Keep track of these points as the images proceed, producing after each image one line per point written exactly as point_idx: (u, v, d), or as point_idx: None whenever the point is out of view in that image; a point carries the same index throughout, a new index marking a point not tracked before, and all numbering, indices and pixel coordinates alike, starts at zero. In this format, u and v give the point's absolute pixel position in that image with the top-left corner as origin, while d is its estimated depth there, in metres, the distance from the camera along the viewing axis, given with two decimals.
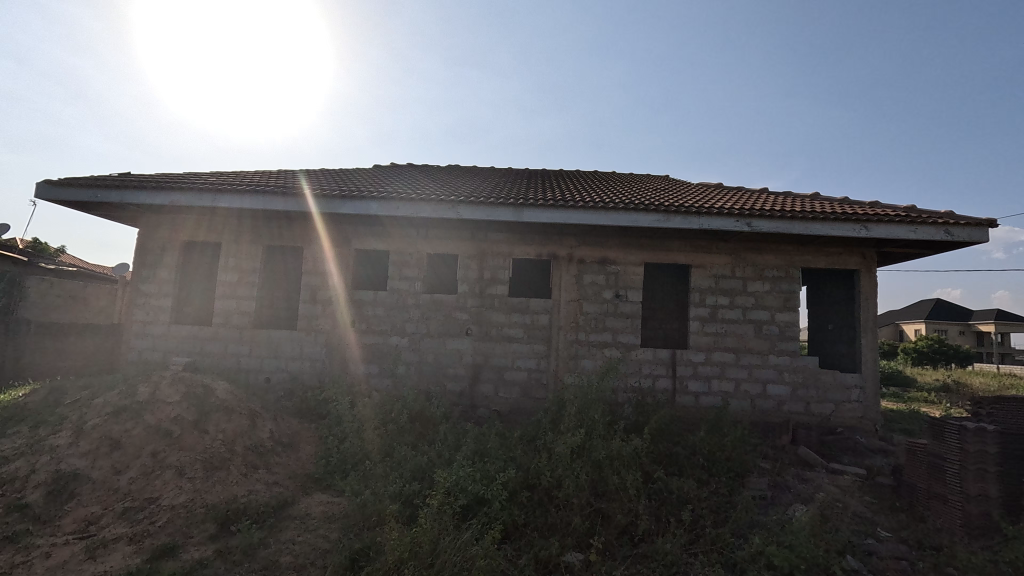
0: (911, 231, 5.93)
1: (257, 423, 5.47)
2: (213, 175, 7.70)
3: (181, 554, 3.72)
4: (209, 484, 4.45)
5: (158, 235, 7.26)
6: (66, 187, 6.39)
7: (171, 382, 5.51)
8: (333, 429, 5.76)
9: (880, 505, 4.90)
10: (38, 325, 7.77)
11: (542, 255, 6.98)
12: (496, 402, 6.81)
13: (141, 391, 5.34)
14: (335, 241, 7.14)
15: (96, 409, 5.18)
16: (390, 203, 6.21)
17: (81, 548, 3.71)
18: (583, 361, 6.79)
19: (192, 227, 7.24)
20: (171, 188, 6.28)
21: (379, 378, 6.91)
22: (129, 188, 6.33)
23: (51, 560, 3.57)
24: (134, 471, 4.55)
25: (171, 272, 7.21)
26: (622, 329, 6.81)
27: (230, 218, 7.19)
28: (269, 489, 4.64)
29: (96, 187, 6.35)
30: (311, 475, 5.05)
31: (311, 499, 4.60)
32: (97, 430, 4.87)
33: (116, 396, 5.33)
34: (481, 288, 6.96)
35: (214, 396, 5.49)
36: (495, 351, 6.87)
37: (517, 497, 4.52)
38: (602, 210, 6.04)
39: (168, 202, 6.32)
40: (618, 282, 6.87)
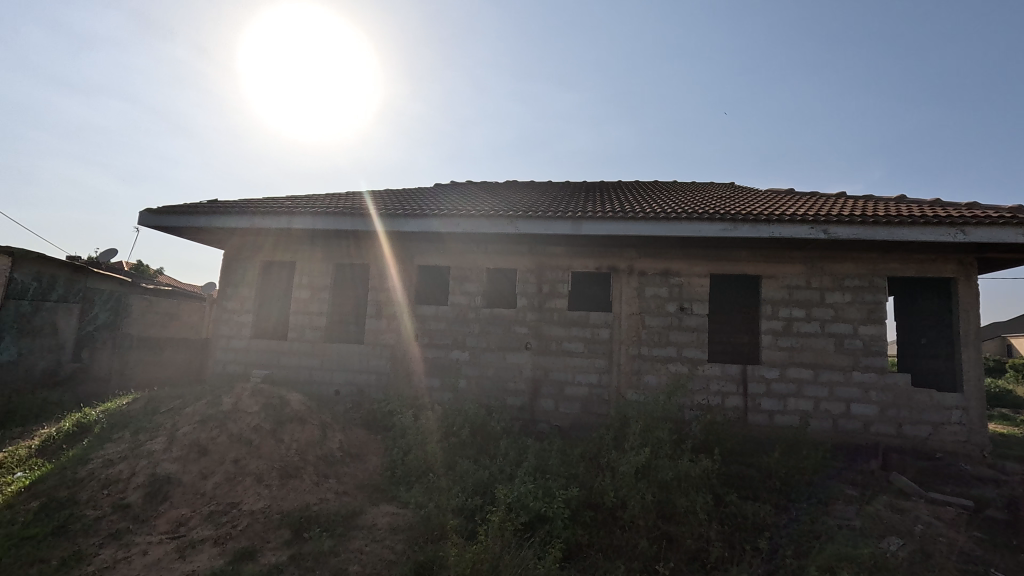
0: (1019, 234, 5.32)
1: (328, 433, 5.73)
2: (289, 198, 8.23)
3: (259, 558, 3.91)
4: (285, 492, 4.69)
5: (241, 256, 7.84)
6: (164, 214, 7.03)
7: (252, 394, 5.89)
8: (397, 441, 5.91)
9: (992, 542, 4.35)
10: (140, 337, 8.62)
11: (601, 268, 6.88)
12: (557, 418, 6.73)
13: (225, 402, 5.74)
14: (399, 258, 7.41)
15: (187, 418, 5.62)
16: (450, 220, 6.35)
17: (173, 547, 4.00)
18: (646, 377, 6.58)
19: (271, 248, 7.76)
20: (253, 213, 6.76)
21: (440, 392, 7.04)
22: (217, 213, 6.88)
23: (147, 557, 3.87)
24: (219, 476, 4.87)
25: (252, 290, 7.74)
26: (688, 343, 6.55)
27: (304, 239, 7.64)
28: (339, 498, 4.81)
29: (189, 213, 6.95)
30: (378, 485, 5.20)
31: (377, 509, 4.72)
32: (188, 437, 5.27)
33: (204, 406, 5.75)
34: (540, 301, 6.95)
35: (288, 406, 5.81)
36: (555, 365, 6.81)
37: (580, 516, 4.42)
38: (663, 221, 5.88)
39: (250, 225, 6.81)
40: (682, 295, 6.64)
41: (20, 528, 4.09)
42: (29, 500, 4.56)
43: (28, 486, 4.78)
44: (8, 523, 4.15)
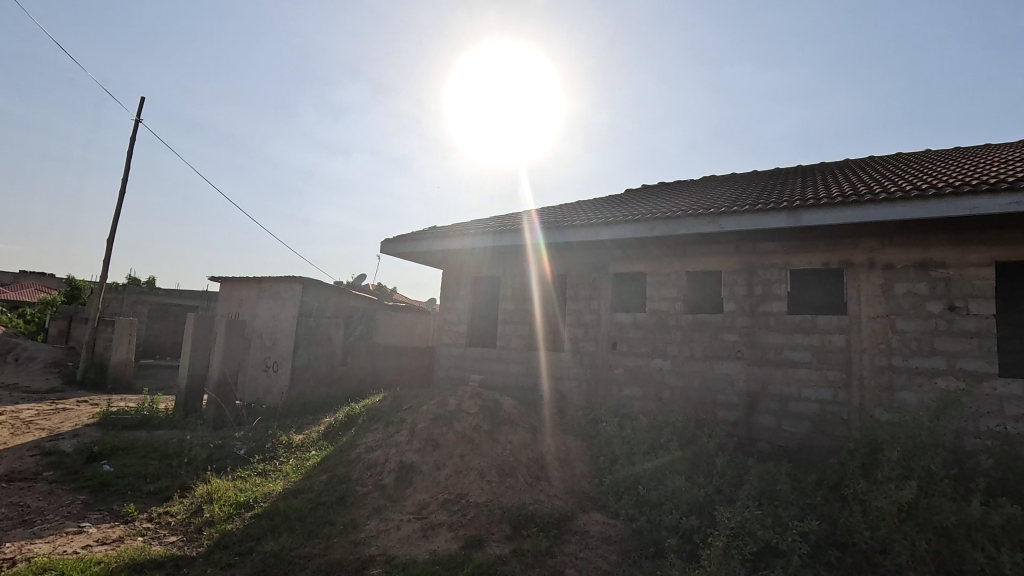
0: None
1: (537, 437, 6.03)
2: (492, 219, 9.02)
3: (486, 547, 4.28)
4: (504, 489, 5.07)
5: (456, 273, 8.84)
6: (398, 242, 8.36)
7: (471, 397, 6.54)
8: (603, 450, 5.92)
9: None
10: (382, 346, 10.43)
11: (830, 264, 5.87)
12: (780, 437, 5.92)
13: (451, 402, 6.50)
14: (595, 267, 7.47)
15: (423, 415, 6.53)
16: (645, 225, 6.17)
17: (418, 527, 4.65)
18: (901, 394, 5.36)
19: (479, 265, 8.58)
20: (464, 235, 7.59)
21: (643, 403, 6.83)
22: (437, 238, 7.89)
23: (400, 532, 4.57)
24: (449, 469, 5.52)
25: (465, 303, 8.66)
26: (964, 352, 5.13)
27: (507, 254, 8.26)
28: (551, 500, 5.01)
29: (416, 240, 8.12)
30: (587, 492, 5.25)
31: (588, 516, 4.77)
32: (424, 432, 6.11)
33: (434, 406, 6.60)
34: (752, 305, 6.24)
35: (502, 410, 6.32)
36: (775, 377, 6.02)
37: (823, 556, 3.78)
38: (918, 201, 4.74)
39: (462, 246, 7.64)
40: (952, 291, 5.24)
41: (316, 494, 5.23)
42: (320, 473, 5.82)
43: (319, 463, 6.11)
44: (309, 489, 5.35)
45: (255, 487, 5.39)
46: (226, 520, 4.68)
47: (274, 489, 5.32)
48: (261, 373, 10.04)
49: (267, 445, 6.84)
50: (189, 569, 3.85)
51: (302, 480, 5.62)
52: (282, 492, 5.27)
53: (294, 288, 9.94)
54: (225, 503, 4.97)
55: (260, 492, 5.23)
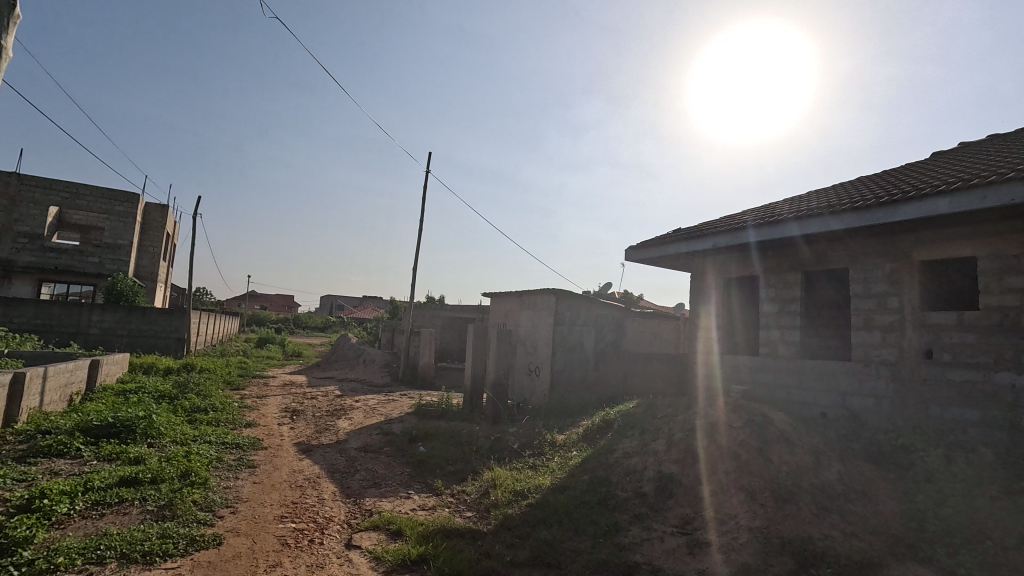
0: None
1: (822, 462, 5.14)
2: (745, 214, 8.16)
3: None
4: (781, 517, 4.47)
5: (707, 274, 8.19)
6: (642, 249, 8.24)
7: (734, 410, 6.05)
8: (920, 488, 4.68)
9: None
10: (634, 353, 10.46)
11: None
12: None
13: (710, 414, 6.12)
14: (893, 256, 5.98)
15: (680, 425, 6.32)
16: (972, 195, 4.69)
17: (684, 543, 4.44)
18: None
19: (734, 263, 7.78)
20: (714, 234, 7.04)
21: (984, 431, 5.14)
22: (684, 240, 7.52)
23: (664, 545, 4.44)
24: (714, 485, 5.18)
25: (719, 306, 7.94)
26: None
27: (767, 250, 7.29)
28: (847, 540, 4.14)
29: (661, 245, 7.88)
30: (901, 537, 4.19)
31: (905, 568, 3.79)
32: (682, 443, 5.90)
33: (692, 416, 6.33)
34: None
35: (773, 426, 5.67)
36: None
37: None
38: None
39: (713, 246, 7.09)
40: None
41: (580, 492, 5.54)
42: (583, 473, 6.15)
43: (581, 463, 6.48)
44: (574, 487, 5.70)
45: (528, 479, 6.04)
46: (508, 504, 5.36)
47: (544, 483, 5.87)
48: (526, 377, 11.23)
49: (536, 442, 7.61)
50: (482, 542, 4.55)
51: (567, 478, 6.04)
52: (551, 487, 5.76)
53: (549, 299, 10.85)
54: (506, 490, 5.71)
55: (533, 484, 5.83)
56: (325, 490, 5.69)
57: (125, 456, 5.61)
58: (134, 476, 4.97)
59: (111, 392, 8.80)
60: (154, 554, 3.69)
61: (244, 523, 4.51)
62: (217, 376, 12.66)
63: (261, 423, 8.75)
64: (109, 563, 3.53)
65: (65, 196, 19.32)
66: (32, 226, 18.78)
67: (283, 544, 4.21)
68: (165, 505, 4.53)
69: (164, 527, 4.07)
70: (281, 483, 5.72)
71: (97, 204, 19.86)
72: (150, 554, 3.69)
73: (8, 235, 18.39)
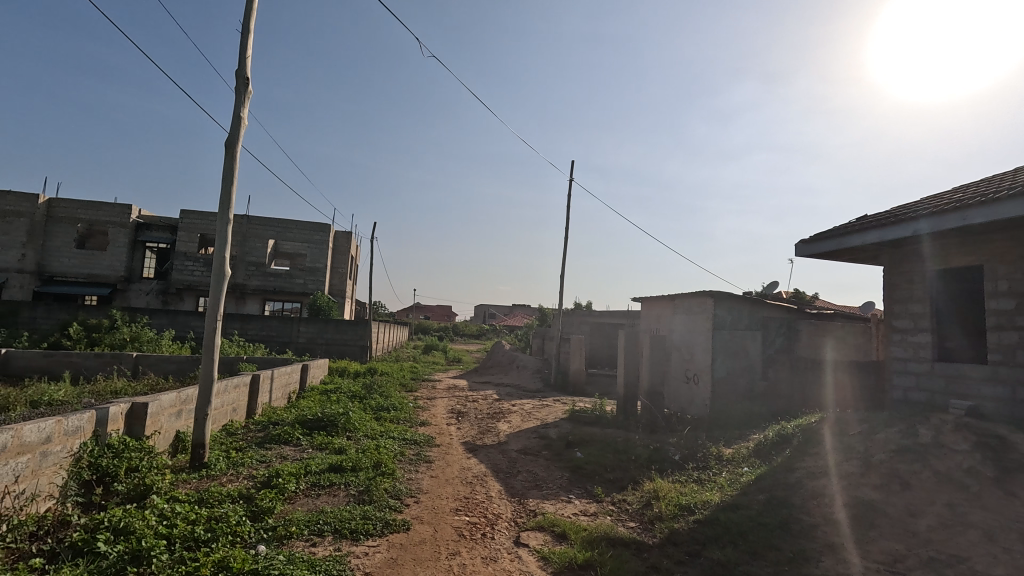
0: None
1: None
2: (956, 191, 6.57)
3: None
4: None
5: (905, 268, 6.91)
6: (813, 242, 7.02)
7: (956, 429, 5.33)
8: None
9: None
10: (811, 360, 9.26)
11: None
12: None
13: (923, 434, 5.45)
14: None
15: (880, 445, 5.64)
16: None
17: None
18: None
19: (944, 253, 6.45)
20: (914, 219, 5.72)
21: None
22: (870, 229, 6.23)
23: None
24: (931, 519, 4.36)
25: (925, 304, 6.62)
26: None
27: (994, 235, 5.90)
28: None
29: (838, 236, 6.63)
30: None
31: None
32: (884, 466, 5.24)
33: (896, 435, 5.65)
34: None
35: (1015, 452, 4.78)
36: None
37: None
38: None
39: (912, 234, 5.76)
40: None
41: (756, 513, 5.06)
42: (757, 492, 5.62)
43: (754, 481, 5.93)
44: (747, 506, 5.24)
45: (694, 494, 5.71)
46: (673, 518, 5.13)
47: (712, 499, 5.49)
48: (683, 385, 10.64)
49: (700, 455, 7.17)
50: (649, 555, 4.41)
51: (738, 496, 5.58)
52: (721, 504, 5.37)
53: (706, 302, 10.16)
54: (670, 502, 5.47)
55: (700, 499, 5.49)
56: (492, 488, 6.07)
57: (332, 446, 6.65)
58: (340, 463, 5.86)
59: (317, 392, 10.49)
60: (358, 532, 4.32)
61: (426, 513, 5.02)
62: (394, 379, 14.31)
63: (432, 423, 9.67)
64: (327, 535, 4.22)
65: (279, 230, 23.66)
66: (258, 256, 23.33)
67: (459, 535, 4.60)
68: (364, 490, 5.27)
69: (365, 509, 4.73)
70: (453, 478, 6.25)
71: (300, 235, 23.95)
72: (356, 532, 4.32)
73: (242, 264, 23.12)
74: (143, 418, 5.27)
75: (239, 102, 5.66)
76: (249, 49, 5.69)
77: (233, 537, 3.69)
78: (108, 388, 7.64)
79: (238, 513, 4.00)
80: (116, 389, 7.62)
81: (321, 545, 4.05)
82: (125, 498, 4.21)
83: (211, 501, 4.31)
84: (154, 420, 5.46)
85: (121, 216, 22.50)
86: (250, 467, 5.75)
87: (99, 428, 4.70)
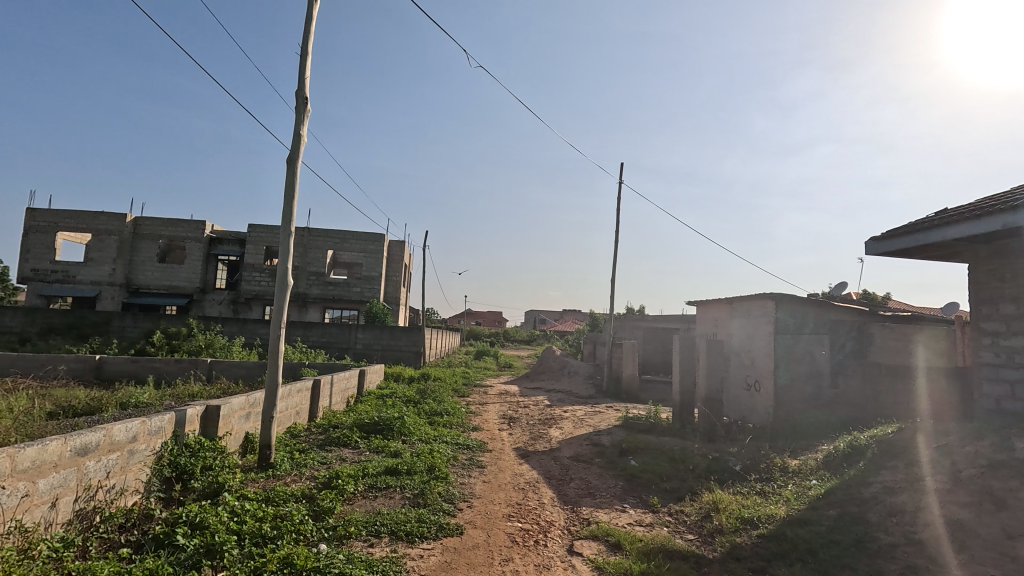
0: None
1: None
2: None
3: None
4: None
5: (995, 266, 6.30)
6: (887, 239, 6.50)
7: None
8: None
9: None
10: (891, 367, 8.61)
11: None
12: None
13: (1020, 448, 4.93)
14: None
15: (969, 459, 5.15)
16: None
17: None
18: None
19: None
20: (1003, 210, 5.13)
21: None
22: (952, 223, 5.69)
23: None
24: None
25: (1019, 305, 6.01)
26: None
27: None
28: None
29: (916, 232, 6.10)
30: None
31: None
32: (974, 482, 4.77)
33: (989, 448, 5.14)
34: None
35: None
36: None
37: None
38: None
39: (1002, 226, 5.15)
40: None
41: (826, 529, 4.74)
42: (827, 507, 5.27)
43: (824, 495, 5.57)
44: (817, 522, 4.92)
45: (758, 507, 5.42)
46: (735, 532, 4.90)
47: (778, 513, 5.20)
48: (743, 392, 10.18)
49: (763, 465, 6.82)
50: (708, 569, 4.24)
51: (806, 510, 5.24)
52: (787, 518, 5.07)
53: (767, 305, 9.69)
54: (731, 515, 5.22)
55: (764, 513, 5.21)
56: (544, 495, 6.03)
57: (388, 449, 6.84)
58: (395, 467, 6.01)
59: (373, 396, 10.83)
60: (414, 534, 4.40)
61: (479, 518, 5.06)
62: (446, 384, 14.56)
63: (484, 428, 9.75)
64: (384, 537, 4.33)
65: (337, 241, 24.69)
66: (318, 266, 24.45)
67: (513, 541, 4.59)
68: (419, 494, 5.37)
69: (420, 512, 4.82)
70: (506, 484, 6.26)
71: (357, 245, 24.89)
72: (411, 535, 4.41)
73: (304, 275, 24.30)
74: (216, 420, 5.62)
75: (298, 121, 5.97)
76: (308, 71, 6.01)
77: (296, 534, 3.86)
78: (185, 392, 8.21)
79: (301, 512, 4.18)
80: (193, 392, 8.18)
81: (379, 546, 4.16)
82: (200, 495, 4.51)
83: (276, 499, 4.53)
84: (226, 422, 5.82)
85: (196, 231, 24.24)
86: (312, 468, 6.01)
87: (178, 429, 5.04)
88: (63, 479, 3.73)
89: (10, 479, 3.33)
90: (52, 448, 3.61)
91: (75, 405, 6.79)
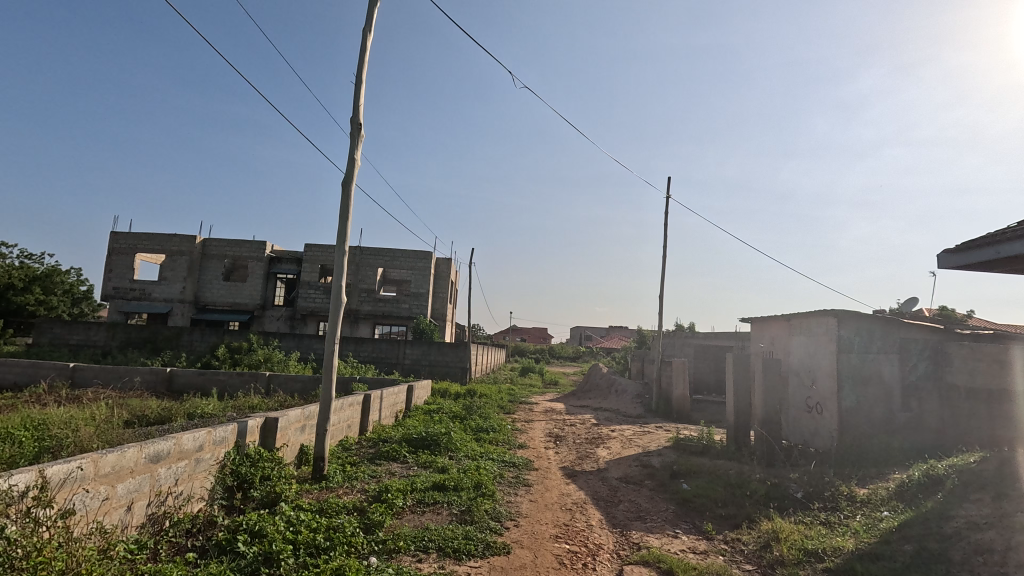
0: None
1: None
2: None
3: None
4: None
5: None
6: (964, 252, 5.99)
7: None
8: None
9: None
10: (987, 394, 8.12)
11: None
12: None
13: None
14: None
15: None
16: None
17: None
18: None
19: None
20: None
21: None
22: None
23: None
24: None
25: None
26: None
27: None
28: None
29: (997, 242, 5.59)
30: None
31: None
32: None
33: None
34: None
35: None
36: None
37: None
38: None
39: None
40: None
41: (901, 566, 4.37)
42: (902, 541, 4.87)
43: (897, 528, 5.15)
44: (891, 558, 4.54)
45: (823, 539, 5.07)
46: (798, 565, 4.59)
47: (846, 546, 4.84)
48: (805, 414, 9.61)
49: (827, 494, 6.39)
50: None
51: (878, 544, 4.86)
52: (856, 552, 4.72)
53: (829, 321, 9.14)
54: (793, 546, 4.91)
55: (830, 545, 4.87)
56: (592, 517, 5.90)
57: (436, 465, 6.92)
58: (443, 482, 6.05)
59: (421, 412, 10.97)
60: (461, 552, 4.40)
61: (526, 537, 5.00)
62: (493, 400, 14.55)
63: (530, 446, 9.67)
64: (432, 552, 4.36)
65: (387, 258, 25.51)
66: (369, 283, 25.28)
67: (560, 563, 4.50)
68: (466, 511, 5.37)
69: (467, 530, 4.82)
70: (553, 504, 6.17)
71: (406, 262, 25.60)
72: (459, 552, 4.41)
73: (356, 292, 25.18)
74: (275, 432, 5.86)
75: (352, 144, 6.25)
76: (362, 96, 6.31)
77: (348, 547, 3.95)
78: (245, 404, 8.63)
79: (353, 524, 4.26)
80: (252, 405, 8.58)
81: (427, 562, 4.19)
82: (259, 503, 4.70)
83: (330, 511, 4.67)
84: (283, 434, 6.07)
85: (257, 251, 25.68)
86: (363, 481, 6.16)
87: (240, 439, 5.30)
88: (138, 484, 3.99)
89: (93, 482, 3.60)
90: (129, 455, 3.89)
91: (148, 414, 7.29)
